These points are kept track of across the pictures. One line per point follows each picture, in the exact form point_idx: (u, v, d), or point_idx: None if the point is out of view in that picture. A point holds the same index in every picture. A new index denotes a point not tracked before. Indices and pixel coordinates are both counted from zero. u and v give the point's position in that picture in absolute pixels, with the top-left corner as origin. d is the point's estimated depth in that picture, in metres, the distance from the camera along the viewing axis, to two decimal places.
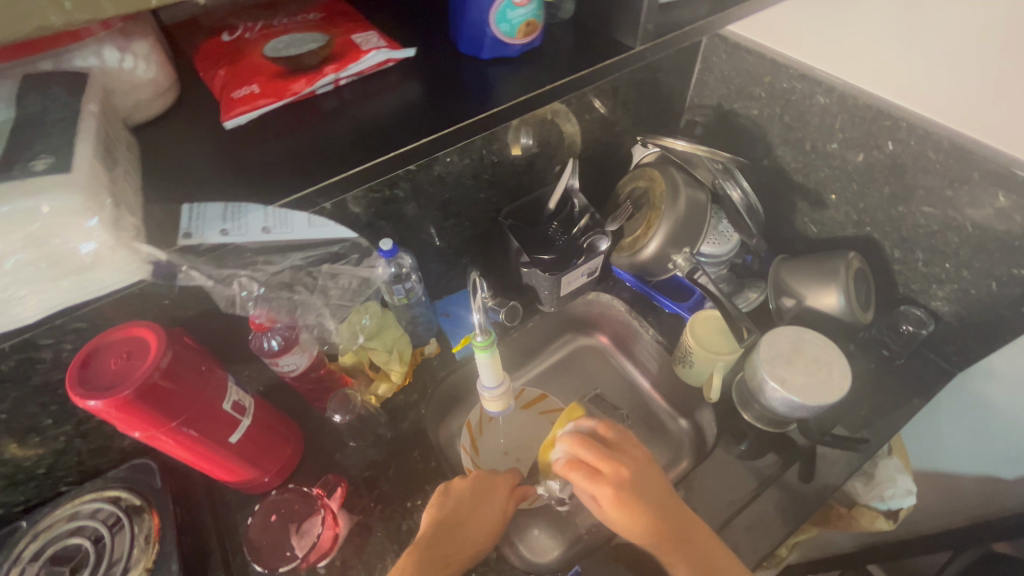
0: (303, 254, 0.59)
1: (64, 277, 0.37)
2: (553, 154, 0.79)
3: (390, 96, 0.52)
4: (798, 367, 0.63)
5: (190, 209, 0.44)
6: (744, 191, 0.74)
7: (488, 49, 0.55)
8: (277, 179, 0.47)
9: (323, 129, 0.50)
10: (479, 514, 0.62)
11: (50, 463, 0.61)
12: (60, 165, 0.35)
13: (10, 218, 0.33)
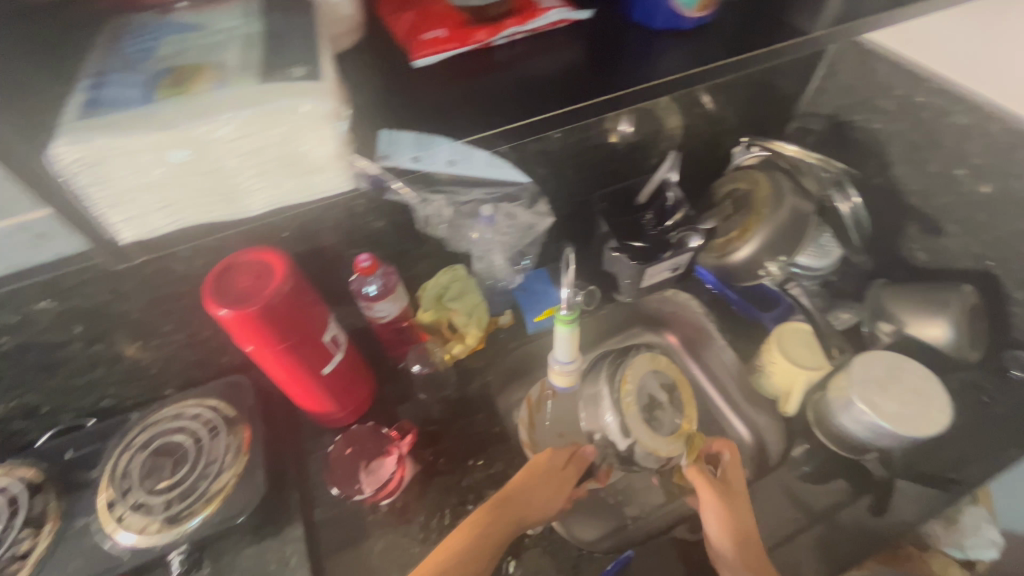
0: (487, 190, 0.66)
1: (298, 173, 0.41)
2: (655, 144, 0.78)
3: (561, 53, 0.49)
4: (892, 394, 0.60)
5: (388, 133, 0.44)
6: (857, 205, 0.72)
7: (661, 20, 0.50)
8: (457, 119, 0.45)
9: (490, 80, 0.48)
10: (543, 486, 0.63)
11: (161, 366, 0.67)
12: (314, 74, 0.37)
13: (276, 115, 0.36)
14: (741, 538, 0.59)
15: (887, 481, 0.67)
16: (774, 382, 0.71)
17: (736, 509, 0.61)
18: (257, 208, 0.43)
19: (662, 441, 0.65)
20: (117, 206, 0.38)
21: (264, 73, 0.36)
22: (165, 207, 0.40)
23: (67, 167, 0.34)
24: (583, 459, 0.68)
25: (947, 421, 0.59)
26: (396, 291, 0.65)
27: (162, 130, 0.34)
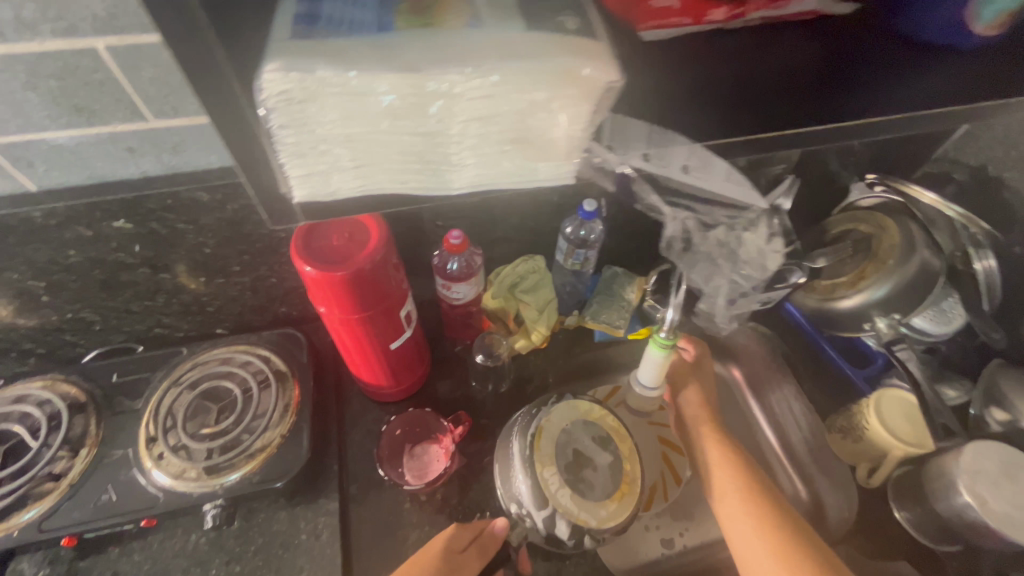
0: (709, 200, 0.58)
1: (520, 156, 0.33)
2: (773, 165, 0.71)
3: (804, 49, 0.39)
4: (1004, 491, 0.54)
5: (615, 120, 0.37)
6: (991, 267, 0.64)
7: (935, 29, 0.39)
8: (674, 112, 0.37)
9: (707, 69, 0.38)
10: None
11: (219, 305, 0.64)
12: (589, 29, 0.29)
13: (544, 76, 0.28)
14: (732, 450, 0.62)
15: None
16: (861, 447, 0.66)
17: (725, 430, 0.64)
18: (459, 189, 0.35)
19: (590, 506, 0.56)
20: (300, 159, 0.31)
21: (526, 17, 0.29)
22: (353, 164, 0.32)
23: (271, 98, 0.27)
24: (488, 539, 0.58)
25: None
26: (477, 275, 0.60)
27: (398, 68, 0.27)
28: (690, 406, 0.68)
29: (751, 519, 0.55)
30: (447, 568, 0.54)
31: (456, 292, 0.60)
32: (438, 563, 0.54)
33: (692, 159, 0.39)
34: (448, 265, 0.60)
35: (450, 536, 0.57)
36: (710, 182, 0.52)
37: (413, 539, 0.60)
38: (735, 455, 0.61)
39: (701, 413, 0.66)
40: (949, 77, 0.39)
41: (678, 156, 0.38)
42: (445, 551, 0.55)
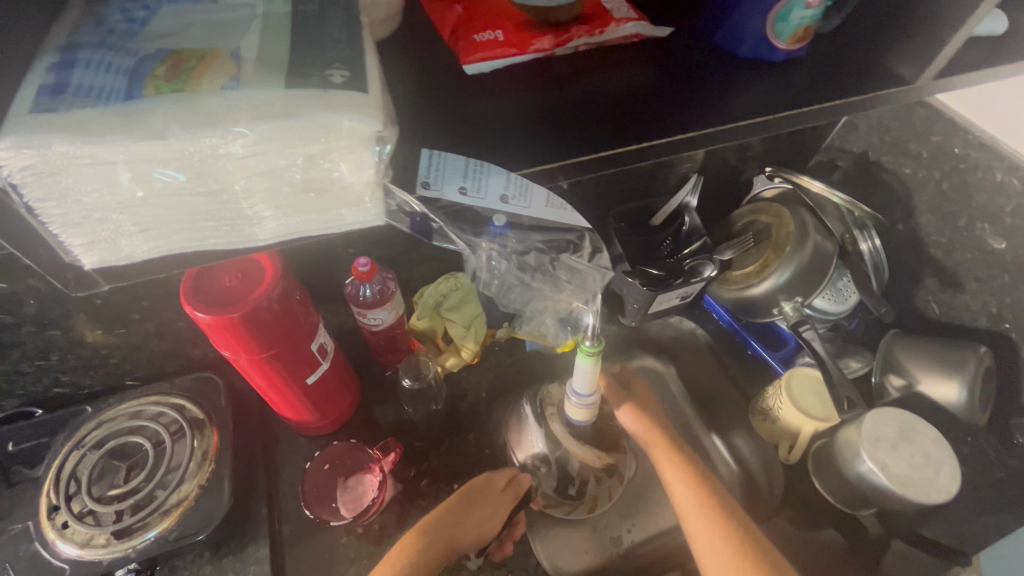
0: (541, 235, 0.55)
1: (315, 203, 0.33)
2: (677, 166, 0.75)
3: (635, 71, 0.44)
4: (902, 454, 0.58)
5: (432, 154, 0.38)
6: (875, 246, 0.71)
7: (749, 46, 0.46)
8: (517, 137, 0.39)
9: (550, 95, 0.42)
10: (483, 517, 0.61)
11: (124, 355, 0.60)
12: (357, 83, 0.29)
13: (305, 131, 0.28)
14: (698, 480, 0.60)
15: (882, 539, 0.65)
16: (779, 428, 0.69)
17: (689, 459, 0.63)
18: (266, 240, 0.35)
19: (594, 449, 0.71)
20: (77, 228, 0.30)
21: (290, 76, 0.29)
22: (136, 225, 0.32)
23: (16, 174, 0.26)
24: (520, 480, 0.65)
25: (955, 489, 0.56)
26: (393, 299, 0.60)
27: (144, 136, 0.26)
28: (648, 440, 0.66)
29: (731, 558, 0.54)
30: (483, 498, 0.62)
31: (375, 320, 0.60)
32: (474, 493, 0.62)
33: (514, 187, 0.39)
34: (360, 294, 0.59)
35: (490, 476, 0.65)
36: (531, 211, 0.45)
37: None
38: (703, 487, 0.60)
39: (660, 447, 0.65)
40: (766, 94, 0.43)
41: (502, 186, 0.38)
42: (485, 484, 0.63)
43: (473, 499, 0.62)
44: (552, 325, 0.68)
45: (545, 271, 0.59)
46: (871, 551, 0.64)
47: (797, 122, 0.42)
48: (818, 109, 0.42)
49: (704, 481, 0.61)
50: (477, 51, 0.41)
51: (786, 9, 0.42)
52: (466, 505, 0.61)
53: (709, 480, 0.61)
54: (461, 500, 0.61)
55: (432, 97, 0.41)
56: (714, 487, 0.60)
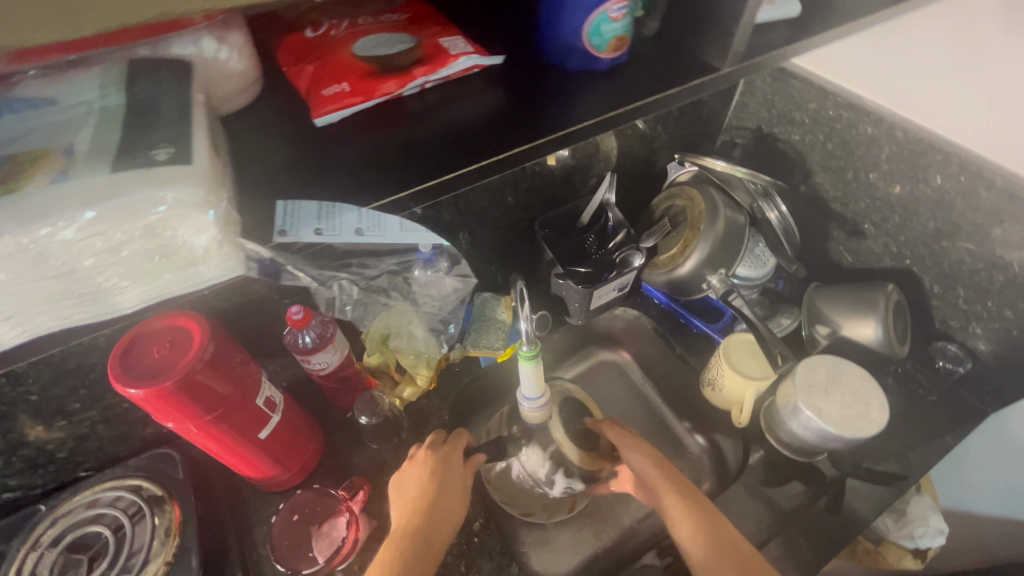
0: (395, 258, 0.63)
1: (170, 270, 0.35)
2: (590, 167, 0.79)
3: (479, 100, 0.48)
4: (834, 397, 0.62)
5: (286, 205, 0.40)
6: (783, 212, 0.74)
7: (576, 61, 0.49)
8: (374, 175, 0.42)
9: (403, 132, 0.45)
10: (453, 494, 0.59)
11: (71, 448, 0.60)
12: (182, 157, 0.32)
13: (130, 209, 0.31)
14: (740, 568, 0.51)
15: (840, 480, 0.69)
16: (726, 393, 0.72)
17: (726, 537, 0.54)
18: (131, 308, 0.37)
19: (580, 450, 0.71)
20: None
21: (116, 160, 0.31)
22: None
23: None
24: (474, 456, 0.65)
25: (885, 420, 0.61)
26: (334, 340, 0.61)
27: None
28: (676, 515, 0.57)
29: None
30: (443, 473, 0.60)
31: (320, 363, 0.62)
32: (433, 474, 0.59)
33: (370, 220, 0.42)
34: (300, 341, 0.60)
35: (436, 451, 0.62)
36: (389, 236, 0.47)
37: None
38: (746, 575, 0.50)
39: (692, 529, 0.55)
40: (600, 99, 0.48)
41: (356, 220, 0.41)
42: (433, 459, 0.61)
43: (433, 479, 0.59)
44: (424, 337, 0.71)
45: (402, 289, 0.67)
46: (832, 492, 0.68)
47: (623, 120, 0.47)
48: (639, 104, 0.47)
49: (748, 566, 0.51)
50: (328, 104, 0.43)
51: (596, 25, 0.46)
52: (431, 489, 0.57)
53: (751, 560, 0.52)
54: (424, 483, 0.58)
55: (323, 148, 0.44)
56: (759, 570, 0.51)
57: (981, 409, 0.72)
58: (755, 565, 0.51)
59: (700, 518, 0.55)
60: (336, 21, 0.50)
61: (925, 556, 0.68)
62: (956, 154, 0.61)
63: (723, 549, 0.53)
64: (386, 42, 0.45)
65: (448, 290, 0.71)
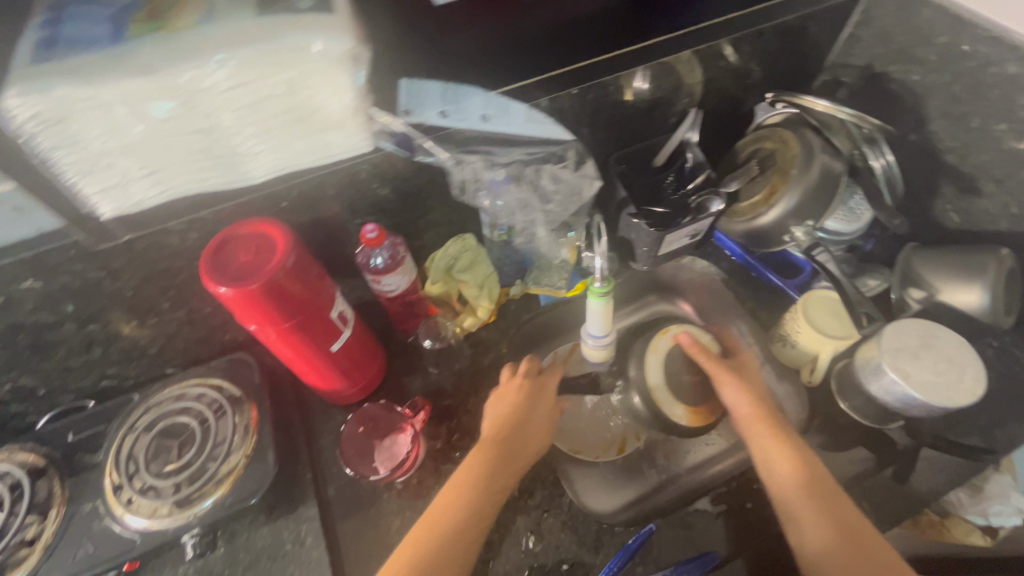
0: (529, 148, 0.62)
1: (308, 127, 0.47)
2: (673, 103, 0.73)
3: None
4: (924, 362, 0.58)
5: (410, 85, 0.51)
6: (888, 161, 0.68)
7: None
8: None
9: None
10: (541, 407, 0.63)
11: (160, 345, 0.64)
12: (321, 8, 0.41)
13: (281, 53, 0.40)
14: (816, 494, 0.52)
15: (913, 450, 0.65)
16: (799, 350, 0.69)
17: (807, 464, 0.54)
18: (261, 167, 0.49)
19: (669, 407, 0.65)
20: (111, 168, 0.43)
21: (260, 7, 0.40)
22: (144, 127, 0.41)
23: (30, 122, 0.37)
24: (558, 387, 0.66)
25: (980, 391, 0.56)
26: (404, 263, 0.62)
27: (147, 74, 0.38)
28: (759, 443, 0.56)
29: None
30: (535, 390, 0.64)
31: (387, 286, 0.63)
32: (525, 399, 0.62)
33: (494, 108, 0.57)
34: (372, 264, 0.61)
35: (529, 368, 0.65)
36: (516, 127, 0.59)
37: (397, 526, 0.62)
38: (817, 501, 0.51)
39: (768, 452, 0.55)
40: None
41: (482, 108, 0.56)
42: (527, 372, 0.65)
43: (527, 398, 0.63)
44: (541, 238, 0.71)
45: (531, 183, 0.65)
46: (902, 461, 0.65)
47: None
48: None
49: (824, 496, 0.52)
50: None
51: None
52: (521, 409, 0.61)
53: (828, 489, 0.52)
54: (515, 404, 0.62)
55: None
56: (833, 500, 0.52)
57: None
58: (830, 496, 0.52)
59: (793, 459, 0.54)
60: None
61: (996, 535, 0.65)
62: None
63: (820, 506, 0.51)
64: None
65: (571, 190, 0.67)
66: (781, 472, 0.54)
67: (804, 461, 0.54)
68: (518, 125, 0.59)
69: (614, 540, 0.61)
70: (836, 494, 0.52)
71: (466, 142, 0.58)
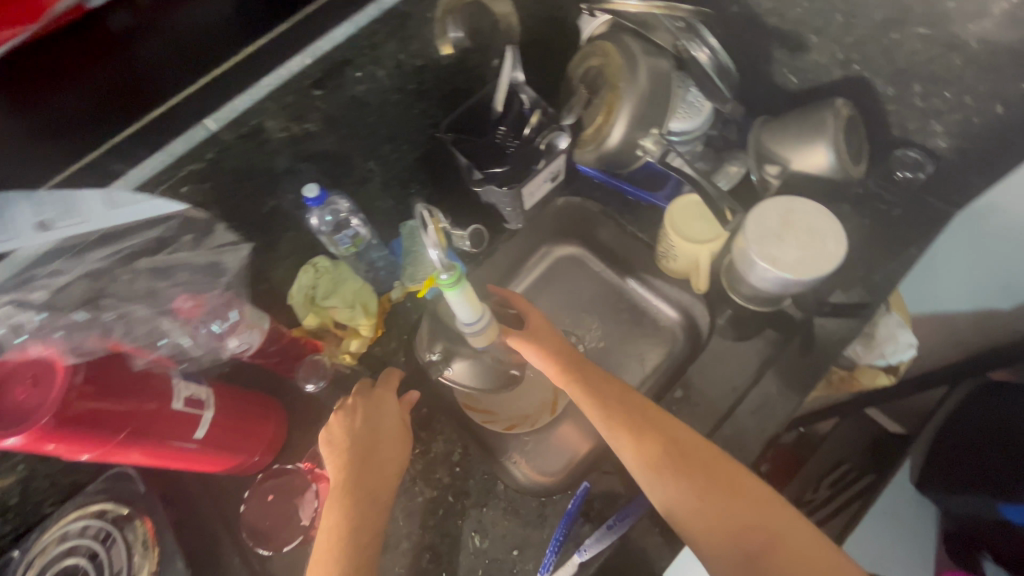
0: (108, 247, 0.48)
1: None
2: (487, 46, 0.66)
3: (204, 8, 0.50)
4: (788, 242, 0.58)
5: None
6: (713, 49, 0.64)
7: None
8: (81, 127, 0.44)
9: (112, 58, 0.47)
10: (383, 447, 0.58)
11: (20, 493, 0.56)
12: None
13: None
14: (665, 451, 0.52)
15: (807, 321, 0.67)
16: (681, 262, 0.68)
17: (621, 400, 0.55)
18: None
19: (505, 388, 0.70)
20: None
21: None
22: None
23: None
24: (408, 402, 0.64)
25: (842, 251, 0.57)
26: (246, 318, 0.58)
27: None
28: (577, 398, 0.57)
29: (722, 542, 0.47)
30: (369, 431, 0.58)
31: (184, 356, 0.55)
32: (365, 419, 0.59)
33: (58, 209, 0.43)
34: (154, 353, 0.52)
35: (356, 409, 0.59)
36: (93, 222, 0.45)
37: None
38: (668, 461, 0.51)
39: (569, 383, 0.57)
40: None
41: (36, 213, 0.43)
42: (356, 412, 0.59)
43: (362, 420, 0.59)
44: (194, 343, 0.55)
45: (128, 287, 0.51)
46: (801, 335, 0.67)
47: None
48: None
49: (673, 449, 0.52)
50: None
51: None
52: (365, 431, 0.58)
53: (678, 443, 0.52)
54: (345, 460, 0.55)
55: None
56: (684, 450, 0.52)
57: (950, 212, 0.68)
58: (681, 445, 0.52)
59: (599, 402, 0.55)
60: None
61: (896, 372, 0.69)
62: None
63: (643, 442, 0.52)
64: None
65: (215, 269, 0.57)
66: (626, 441, 0.53)
67: (615, 402, 0.55)
68: (104, 217, 0.45)
69: (555, 510, 0.61)
70: (686, 440, 0.52)
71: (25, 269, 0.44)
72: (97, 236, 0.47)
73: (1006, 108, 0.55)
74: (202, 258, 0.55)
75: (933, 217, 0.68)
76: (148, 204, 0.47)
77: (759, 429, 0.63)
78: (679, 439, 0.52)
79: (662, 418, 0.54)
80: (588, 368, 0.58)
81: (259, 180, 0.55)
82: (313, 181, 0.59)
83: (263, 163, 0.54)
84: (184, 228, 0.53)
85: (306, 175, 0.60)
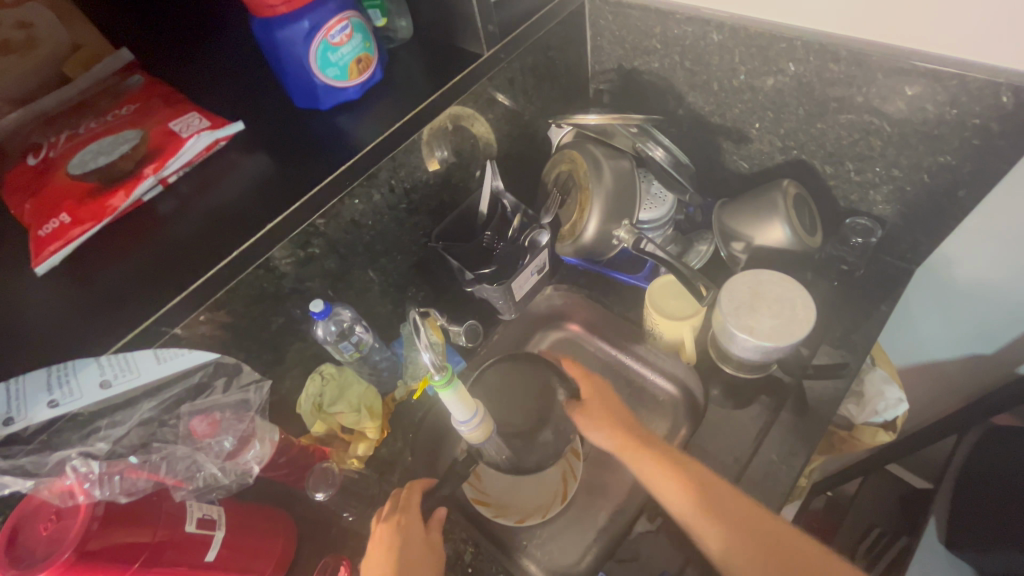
0: (153, 401, 0.54)
1: None
2: (469, 162, 0.75)
3: (243, 176, 0.58)
4: (762, 312, 0.62)
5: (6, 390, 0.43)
6: (666, 148, 0.72)
7: (325, 97, 0.61)
8: (142, 295, 0.49)
9: (169, 233, 0.54)
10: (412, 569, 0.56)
11: None
12: None
13: None
14: (766, 546, 0.51)
15: (797, 383, 0.69)
16: (667, 337, 0.71)
17: (715, 494, 0.55)
18: None
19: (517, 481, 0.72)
20: None
21: None
22: None
23: None
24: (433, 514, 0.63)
25: (814, 317, 0.61)
26: (257, 433, 0.61)
27: None
28: (658, 480, 0.58)
29: None
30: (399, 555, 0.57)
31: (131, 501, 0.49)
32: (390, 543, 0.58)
33: (117, 367, 0.47)
34: (185, 489, 0.55)
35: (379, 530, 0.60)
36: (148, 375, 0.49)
37: None
38: (769, 555, 0.50)
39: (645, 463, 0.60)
40: (363, 125, 0.62)
41: (97, 373, 0.46)
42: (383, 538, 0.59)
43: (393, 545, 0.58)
44: (223, 471, 0.58)
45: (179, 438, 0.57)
46: (794, 398, 0.68)
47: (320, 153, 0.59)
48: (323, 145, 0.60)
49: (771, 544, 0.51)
50: (45, 248, 0.48)
51: (325, 56, 0.57)
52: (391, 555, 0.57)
53: (781, 539, 0.51)
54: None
55: None
56: (773, 538, 0.51)
57: (908, 268, 0.73)
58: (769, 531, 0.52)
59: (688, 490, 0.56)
60: (57, 139, 0.54)
61: (894, 427, 0.70)
62: (799, 38, 0.59)
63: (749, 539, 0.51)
64: (105, 150, 0.50)
65: (236, 408, 0.60)
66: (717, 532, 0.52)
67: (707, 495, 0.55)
68: (152, 371, 0.50)
69: None
70: (782, 535, 0.51)
71: (73, 425, 0.49)
72: (144, 386, 0.51)
73: (931, 176, 0.62)
74: (230, 399, 0.60)
75: (895, 274, 0.73)
76: (189, 356, 0.53)
77: (769, 497, 0.62)
78: (790, 540, 0.51)
79: (763, 519, 0.53)
80: (667, 450, 0.60)
81: (271, 300, 0.61)
82: (319, 297, 0.65)
83: (277, 285, 0.60)
84: (217, 372, 0.59)
85: (312, 292, 0.65)
